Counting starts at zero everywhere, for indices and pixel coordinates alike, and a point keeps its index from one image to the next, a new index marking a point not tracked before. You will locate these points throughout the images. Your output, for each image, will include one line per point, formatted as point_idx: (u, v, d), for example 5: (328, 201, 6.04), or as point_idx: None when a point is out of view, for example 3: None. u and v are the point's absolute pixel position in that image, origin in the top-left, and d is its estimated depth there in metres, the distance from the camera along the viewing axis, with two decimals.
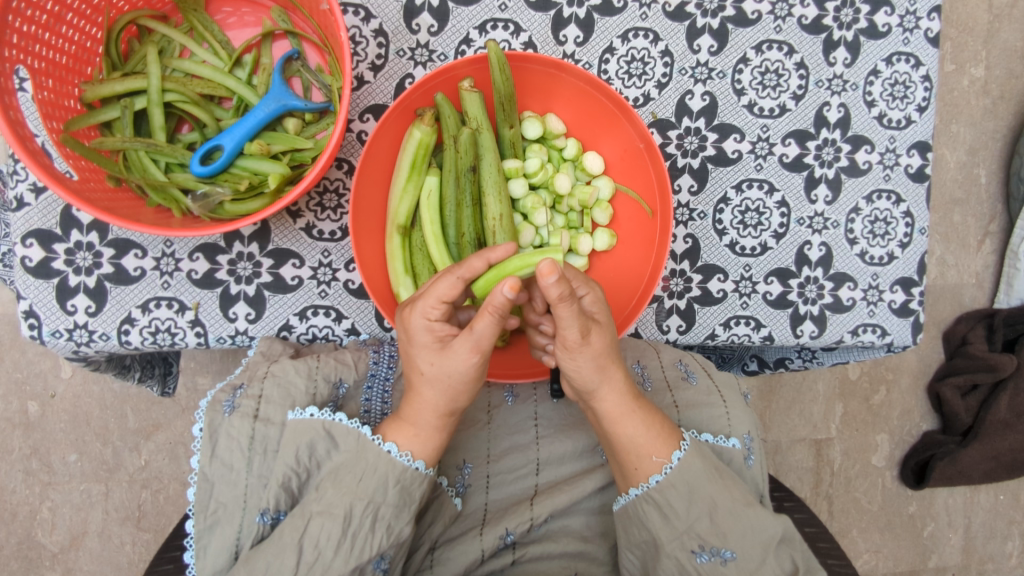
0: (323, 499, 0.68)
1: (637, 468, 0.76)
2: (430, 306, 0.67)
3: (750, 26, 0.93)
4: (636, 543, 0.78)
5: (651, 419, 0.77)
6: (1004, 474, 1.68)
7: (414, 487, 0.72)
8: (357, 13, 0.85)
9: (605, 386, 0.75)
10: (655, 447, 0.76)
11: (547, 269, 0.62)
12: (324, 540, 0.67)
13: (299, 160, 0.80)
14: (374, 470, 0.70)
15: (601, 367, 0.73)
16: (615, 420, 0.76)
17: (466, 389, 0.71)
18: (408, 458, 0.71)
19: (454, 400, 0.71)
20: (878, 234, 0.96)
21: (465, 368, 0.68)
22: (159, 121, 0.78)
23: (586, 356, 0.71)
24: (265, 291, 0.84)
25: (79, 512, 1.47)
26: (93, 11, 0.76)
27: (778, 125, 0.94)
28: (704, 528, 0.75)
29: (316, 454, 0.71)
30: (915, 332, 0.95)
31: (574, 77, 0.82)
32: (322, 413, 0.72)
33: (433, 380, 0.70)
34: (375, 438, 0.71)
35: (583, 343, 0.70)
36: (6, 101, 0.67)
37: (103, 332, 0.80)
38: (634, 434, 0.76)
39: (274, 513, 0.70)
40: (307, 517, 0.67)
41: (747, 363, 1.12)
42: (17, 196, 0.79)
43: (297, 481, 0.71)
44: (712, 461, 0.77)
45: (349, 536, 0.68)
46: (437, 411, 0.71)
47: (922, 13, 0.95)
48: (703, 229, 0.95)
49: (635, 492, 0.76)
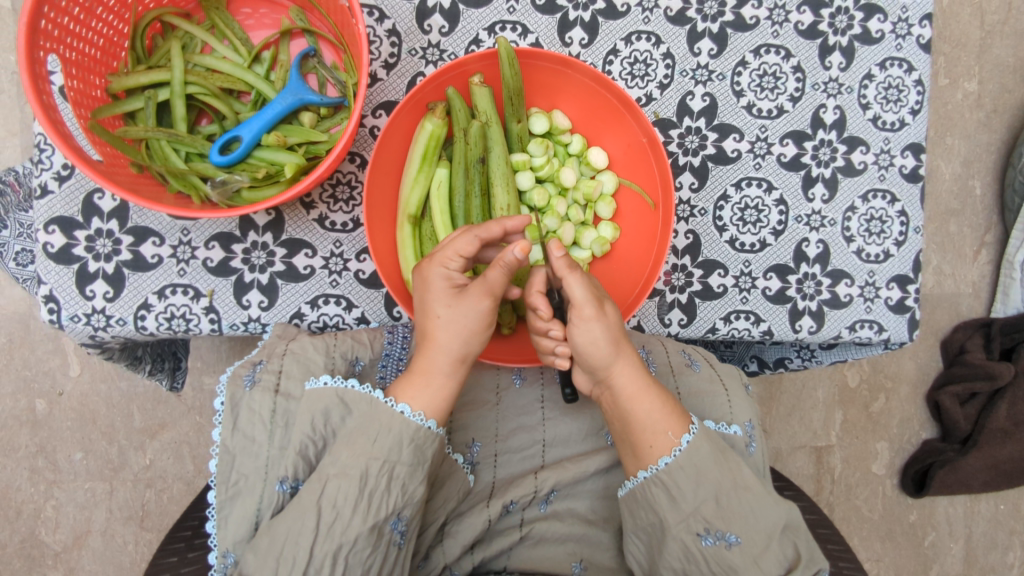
0: (337, 462, 0.69)
1: (650, 446, 0.78)
2: (447, 258, 0.73)
3: (748, 31, 0.97)
4: (643, 526, 0.80)
5: (665, 397, 0.79)
6: (1003, 483, 1.70)
7: (426, 445, 0.73)
8: (371, 14, 0.88)
9: (619, 364, 0.78)
10: (673, 422, 0.78)
11: (558, 245, 0.75)
12: (341, 501, 0.68)
13: (315, 152, 0.83)
14: (388, 429, 0.71)
15: (616, 344, 0.77)
16: (631, 398, 0.78)
17: (479, 333, 0.75)
18: (420, 417, 0.72)
19: (467, 346, 0.75)
20: (874, 232, 0.99)
21: (479, 310, 0.73)
22: (181, 112, 0.81)
23: (596, 327, 0.76)
24: (278, 280, 0.86)
25: (83, 511, 1.48)
26: (122, 7, 0.79)
27: (776, 125, 0.98)
28: (710, 511, 0.76)
29: (330, 421, 0.73)
30: (911, 328, 0.97)
31: (580, 73, 0.85)
32: (335, 381, 0.73)
33: (447, 324, 0.73)
34: (387, 400, 0.72)
35: (600, 314, 0.76)
36: (41, 87, 0.69)
37: (120, 317, 0.83)
38: (650, 409, 0.78)
39: (292, 481, 0.72)
40: (323, 480, 0.69)
41: (747, 364, 1.17)
42: (41, 184, 0.82)
43: (314, 449, 0.73)
44: (719, 445, 0.78)
45: (366, 494, 0.69)
46: (449, 356, 0.74)
47: (913, 21, 0.99)
48: (704, 225, 0.97)
49: (645, 475, 0.78)
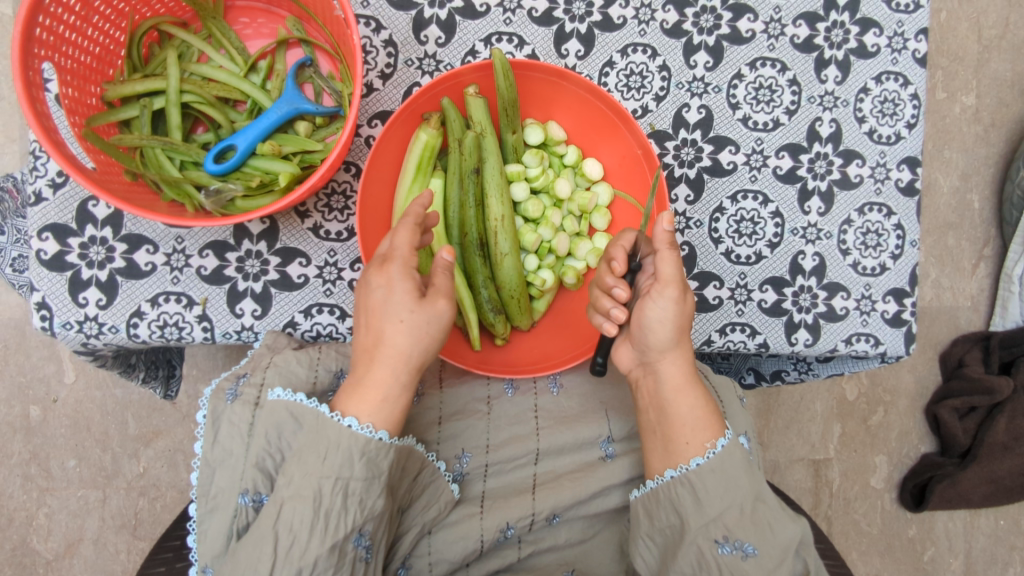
0: (291, 483, 0.68)
1: (687, 442, 0.78)
2: (408, 258, 0.73)
3: (744, 44, 0.97)
4: (661, 529, 0.80)
5: (705, 398, 0.80)
6: (1004, 498, 1.69)
7: (380, 458, 0.71)
8: (368, 24, 0.89)
9: (679, 349, 0.79)
10: (709, 423, 0.78)
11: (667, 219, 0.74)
12: (297, 523, 0.67)
13: (309, 161, 0.83)
14: (337, 446, 0.69)
15: (680, 331, 0.78)
16: (677, 390, 0.79)
17: (436, 340, 0.74)
18: (370, 429, 0.70)
19: (424, 352, 0.74)
20: (871, 245, 0.98)
21: (442, 314, 0.73)
22: (176, 121, 0.82)
23: (671, 304, 0.76)
24: (271, 288, 0.86)
25: (75, 519, 1.47)
26: (118, 15, 0.79)
27: (771, 138, 0.98)
28: (732, 519, 0.75)
29: (283, 436, 0.72)
30: (908, 342, 0.97)
31: (576, 85, 0.85)
32: (285, 395, 0.71)
33: (409, 328, 0.72)
34: (335, 415, 0.70)
35: (681, 296, 0.76)
36: (35, 94, 0.69)
37: (113, 324, 0.82)
38: (691, 408, 0.79)
39: (254, 494, 0.72)
40: (278, 503, 0.68)
41: (744, 376, 1.16)
42: (36, 191, 0.82)
43: (273, 463, 0.72)
44: (746, 455, 0.78)
45: (321, 516, 0.68)
46: (405, 364, 0.73)
47: (909, 35, 0.99)
48: (699, 237, 0.97)
49: (672, 474, 0.78)
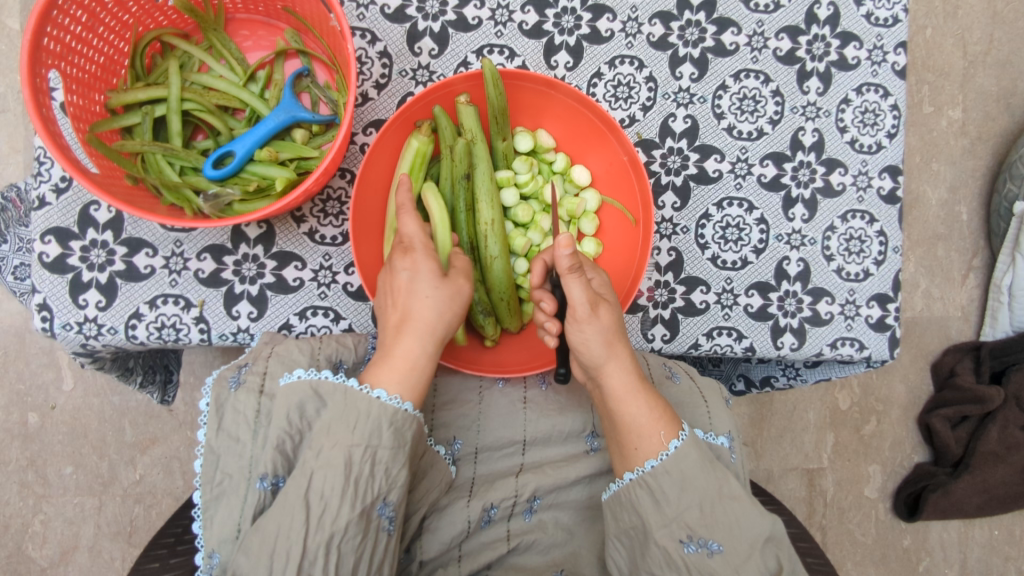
0: (320, 454, 0.70)
1: (637, 447, 0.79)
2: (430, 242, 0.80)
3: (728, 56, 1.00)
4: (626, 529, 0.81)
5: (654, 400, 0.80)
6: (996, 508, 1.69)
7: (406, 429, 0.73)
8: (364, 37, 0.92)
9: (613, 362, 0.80)
10: (659, 427, 0.79)
11: (563, 241, 0.75)
12: (328, 491, 0.69)
13: (305, 167, 0.86)
14: (367, 416, 0.72)
15: (609, 343, 0.79)
16: (620, 399, 0.80)
17: (457, 315, 0.79)
18: (398, 400, 0.73)
19: (446, 328, 0.78)
20: (854, 251, 1.01)
21: (461, 290, 0.79)
22: (177, 127, 0.85)
23: (592, 328, 0.78)
24: (267, 291, 0.88)
25: (71, 526, 1.48)
26: (122, 27, 0.82)
27: (756, 147, 1.01)
28: (693, 518, 0.76)
29: (305, 414, 0.74)
30: (892, 346, 0.99)
31: (564, 94, 0.88)
32: (307, 373, 0.74)
33: (433, 303, 0.77)
34: (362, 387, 0.72)
35: (593, 314, 0.78)
36: (41, 99, 0.72)
37: (111, 326, 0.84)
38: (636, 414, 0.80)
39: (273, 478, 0.73)
40: (308, 474, 0.69)
41: (734, 383, 1.19)
42: (40, 196, 0.84)
43: (291, 444, 0.74)
44: (707, 454, 0.78)
45: (352, 483, 0.70)
46: (432, 338, 0.77)
47: (888, 48, 1.02)
48: (686, 243, 1.00)
49: (630, 475, 0.79)
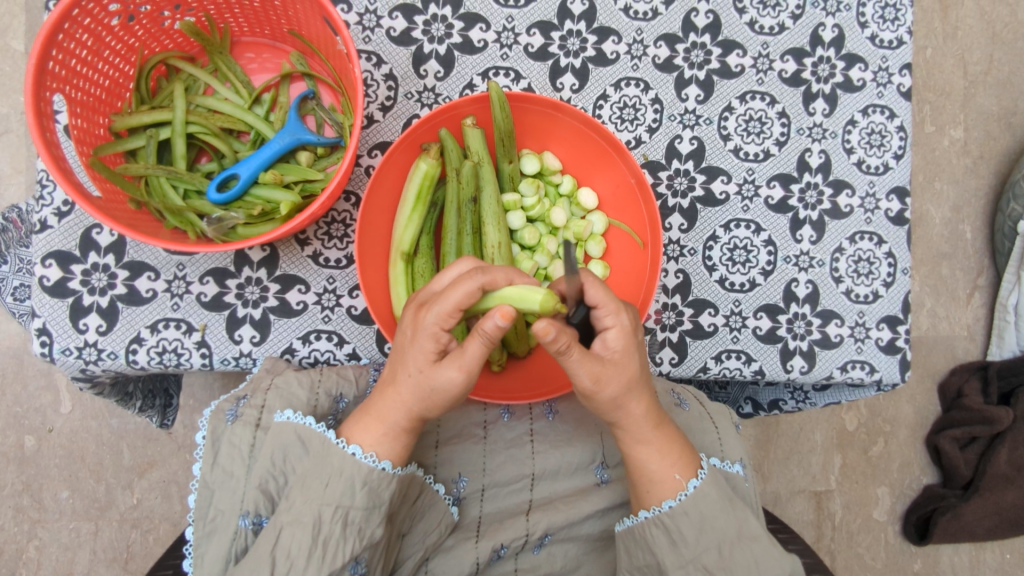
0: (292, 509, 0.69)
1: (646, 487, 0.78)
2: (446, 314, 0.66)
3: (733, 78, 1.00)
4: (639, 567, 0.79)
5: (668, 447, 0.77)
6: (1008, 531, 1.67)
7: (383, 488, 0.72)
8: (369, 59, 0.92)
9: (625, 414, 0.74)
10: (668, 475, 0.77)
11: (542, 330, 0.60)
12: (295, 550, 0.68)
13: (310, 190, 0.84)
14: (340, 473, 0.71)
15: (618, 403, 0.72)
16: (631, 442, 0.77)
17: (444, 403, 0.71)
18: (374, 458, 0.72)
19: (429, 409, 0.72)
20: (863, 273, 1.00)
21: (453, 384, 0.68)
22: (181, 150, 0.84)
23: (607, 392, 0.70)
24: (270, 315, 0.87)
25: (66, 552, 1.45)
26: (128, 50, 0.82)
27: (762, 168, 1.00)
28: (711, 559, 0.74)
29: (289, 458, 0.73)
30: (903, 369, 0.98)
31: (572, 117, 0.87)
32: (295, 416, 0.73)
33: (415, 386, 0.70)
34: (340, 442, 0.72)
35: (598, 386, 0.69)
36: (45, 123, 0.71)
37: (112, 351, 0.83)
38: (646, 459, 0.77)
39: (255, 517, 0.72)
40: (277, 528, 0.68)
41: (742, 407, 1.17)
42: (41, 219, 0.84)
43: (276, 485, 0.73)
44: (727, 492, 0.77)
45: (320, 543, 0.68)
46: (408, 413, 0.72)
47: (894, 70, 1.02)
48: (694, 265, 0.99)
49: (646, 514, 0.77)
